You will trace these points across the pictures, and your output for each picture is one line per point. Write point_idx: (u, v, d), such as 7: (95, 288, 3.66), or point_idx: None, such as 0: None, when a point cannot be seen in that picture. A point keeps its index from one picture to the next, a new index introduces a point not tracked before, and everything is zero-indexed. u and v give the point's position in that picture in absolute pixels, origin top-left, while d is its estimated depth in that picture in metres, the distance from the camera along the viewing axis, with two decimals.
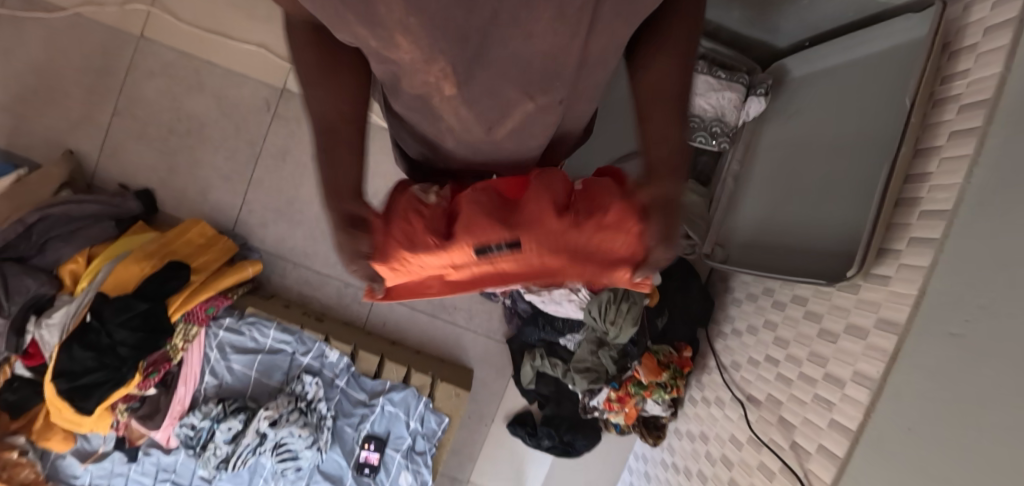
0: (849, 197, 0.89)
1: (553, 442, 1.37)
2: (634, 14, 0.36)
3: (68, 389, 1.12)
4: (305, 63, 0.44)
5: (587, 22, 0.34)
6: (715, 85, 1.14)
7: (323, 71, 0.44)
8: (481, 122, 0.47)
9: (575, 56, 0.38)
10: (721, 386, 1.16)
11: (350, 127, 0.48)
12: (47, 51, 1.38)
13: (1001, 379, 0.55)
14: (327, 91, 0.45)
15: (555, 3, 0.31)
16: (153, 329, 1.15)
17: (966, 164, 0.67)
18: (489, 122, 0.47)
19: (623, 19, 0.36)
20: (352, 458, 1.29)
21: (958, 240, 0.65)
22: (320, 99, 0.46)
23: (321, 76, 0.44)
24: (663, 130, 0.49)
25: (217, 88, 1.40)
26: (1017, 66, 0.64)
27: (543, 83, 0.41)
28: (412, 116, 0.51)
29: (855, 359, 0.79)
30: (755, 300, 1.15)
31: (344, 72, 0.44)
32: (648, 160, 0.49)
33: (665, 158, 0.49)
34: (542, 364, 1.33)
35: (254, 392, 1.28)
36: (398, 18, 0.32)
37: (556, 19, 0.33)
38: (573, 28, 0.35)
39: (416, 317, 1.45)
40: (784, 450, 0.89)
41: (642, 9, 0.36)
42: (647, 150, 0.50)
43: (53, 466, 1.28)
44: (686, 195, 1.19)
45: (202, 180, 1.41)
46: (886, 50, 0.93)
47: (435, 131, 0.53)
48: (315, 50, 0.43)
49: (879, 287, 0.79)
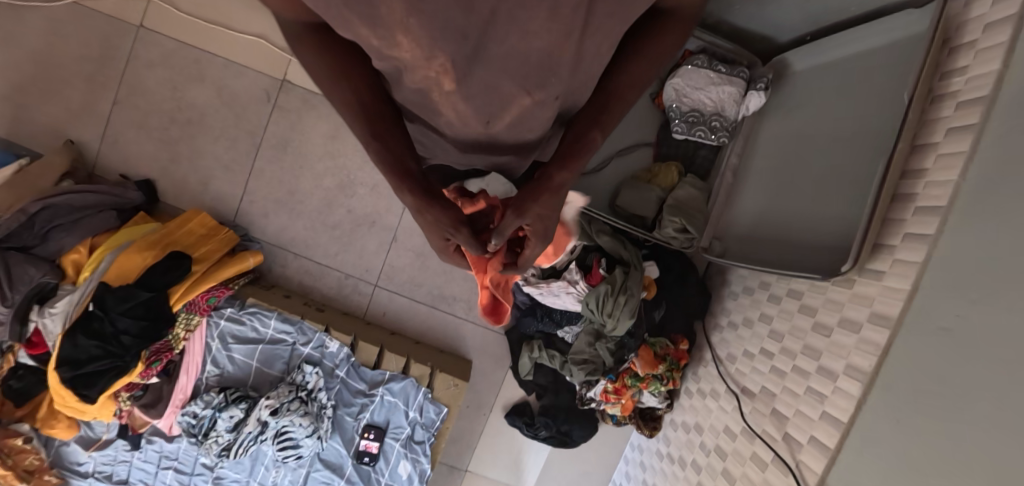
0: (845, 193, 0.90)
1: (550, 433, 1.39)
2: (630, 14, 0.37)
3: (72, 378, 1.13)
4: (317, 62, 0.44)
5: (583, 22, 0.35)
6: (714, 78, 1.17)
7: (328, 63, 0.45)
8: (479, 117, 0.47)
9: (572, 54, 0.39)
10: (716, 378, 1.17)
11: (385, 111, 0.50)
12: (47, 40, 1.38)
13: (991, 373, 0.56)
14: (350, 86, 0.46)
15: (552, 3, 0.32)
16: (155, 318, 1.17)
17: (961, 160, 0.68)
18: (487, 116, 0.48)
19: (618, 20, 0.37)
20: (352, 447, 1.31)
21: (951, 236, 0.66)
22: (346, 97, 0.47)
23: (341, 72, 0.45)
24: (587, 123, 0.53)
25: (218, 78, 1.40)
26: (1015, 63, 0.64)
27: (540, 81, 0.42)
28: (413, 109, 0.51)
29: (848, 352, 0.81)
30: (752, 293, 1.16)
31: (351, 61, 0.45)
32: (563, 140, 0.55)
33: (572, 144, 0.54)
34: (540, 356, 1.34)
35: (255, 381, 1.29)
36: (399, 17, 0.33)
37: (553, 19, 0.34)
38: (570, 28, 0.35)
39: (416, 308, 1.46)
40: (777, 442, 0.90)
41: (637, 9, 0.37)
42: (568, 132, 0.55)
43: (57, 453, 1.30)
44: (684, 188, 1.20)
45: (203, 171, 1.42)
46: (886, 46, 0.93)
47: (434, 123, 0.53)
48: (318, 41, 0.43)
49: (873, 282, 0.80)
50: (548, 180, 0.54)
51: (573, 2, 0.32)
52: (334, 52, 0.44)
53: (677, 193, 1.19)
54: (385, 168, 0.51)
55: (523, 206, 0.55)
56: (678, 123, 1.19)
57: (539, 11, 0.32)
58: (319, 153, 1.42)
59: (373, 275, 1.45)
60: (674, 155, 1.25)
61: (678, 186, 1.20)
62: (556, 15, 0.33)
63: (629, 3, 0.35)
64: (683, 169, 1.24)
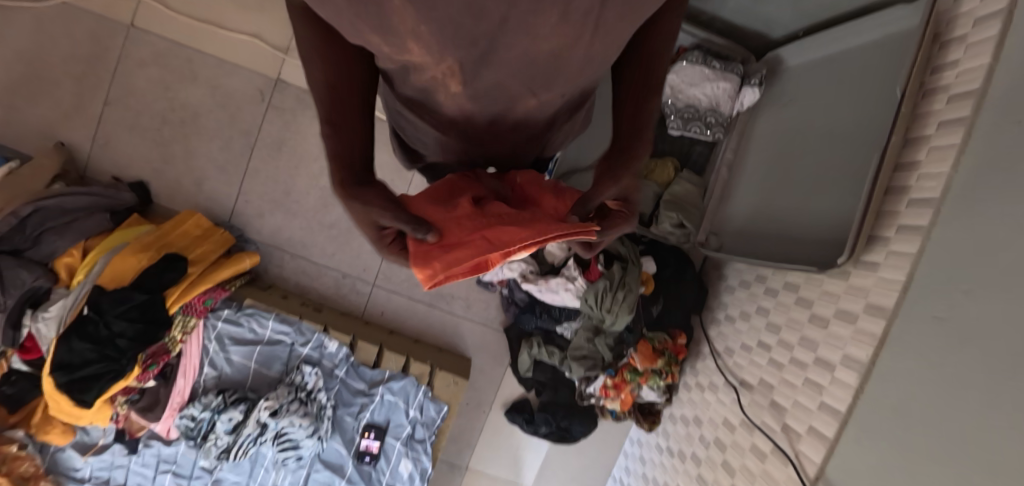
0: (841, 186, 0.91)
1: (550, 429, 1.39)
2: (636, 17, 0.37)
3: (67, 382, 1.12)
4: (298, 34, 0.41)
5: (590, 26, 0.35)
6: (709, 74, 1.18)
7: (312, 48, 0.41)
8: (484, 113, 0.48)
9: (578, 56, 0.39)
10: (714, 371, 1.18)
11: (356, 96, 0.45)
12: (36, 40, 1.36)
13: (988, 360, 0.57)
14: (325, 66, 0.42)
15: (562, 8, 0.32)
16: (151, 320, 1.16)
17: (953, 154, 0.69)
18: (491, 114, 0.48)
19: (625, 23, 0.37)
20: (353, 447, 1.31)
21: (944, 229, 0.67)
22: (317, 75, 0.43)
23: (319, 47, 0.42)
24: (634, 105, 0.51)
25: (212, 78, 1.39)
26: (1006, 56, 0.66)
27: (546, 81, 0.42)
28: (414, 108, 0.51)
29: (844, 343, 0.82)
30: (748, 287, 1.18)
31: (332, 47, 0.42)
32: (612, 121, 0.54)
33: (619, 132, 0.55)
34: (539, 352, 1.34)
35: (254, 383, 1.29)
36: (410, 26, 0.33)
37: (560, 23, 0.34)
38: (578, 32, 0.35)
39: (414, 306, 1.46)
40: (775, 432, 0.91)
41: (645, 9, 0.37)
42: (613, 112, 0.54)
43: (53, 459, 1.29)
44: (679, 185, 1.21)
45: (198, 171, 1.41)
46: (879, 39, 0.94)
47: (435, 123, 0.53)
48: (308, 30, 0.40)
49: (868, 274, 0.81)
50: (628, 152, 0.52)
51: (582, 5, 0.32)
52: (320, 41, 0.41)
53: (675, 188, 1.21)
54: (333, 158, 0.45)
55: (611, 173, 0.52)
56: (674, 119, 1.21)
57: (548, 16, 0.33)
58: (315, 153, 1.41)
59: (371, 274, 1.44)
60: (670, 151, 1.27)
61: (674, 182, 1.22)
62: (566, 20, 0.33)
63: (636, 8, 0.35)
64: (679, 165, 1.26)
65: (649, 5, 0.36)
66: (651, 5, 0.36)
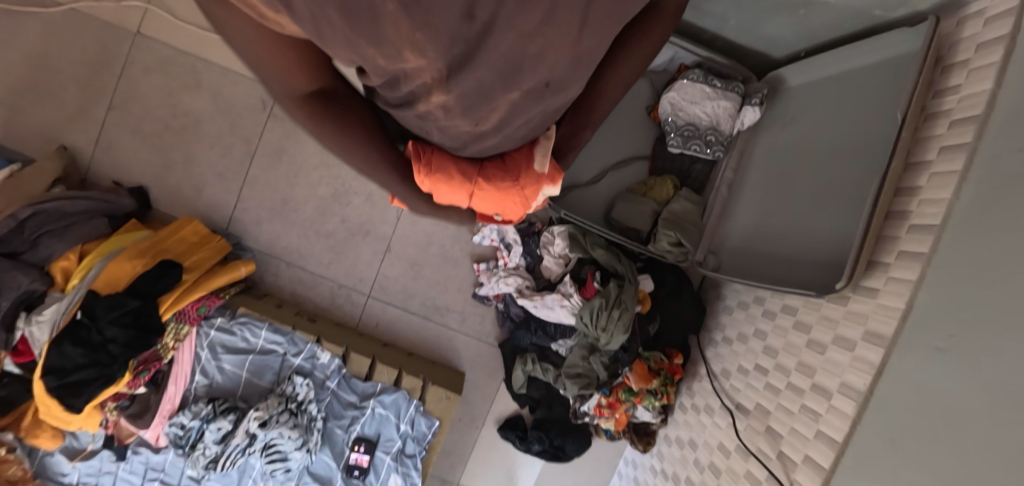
0: (841, 209, 0.90)
1: (543, 447, 1.36)
2: (624, 19, 0.35)
3: (58, 387, 1.11)
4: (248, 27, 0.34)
5: (576, 28, 0.33)
6: (709, 93, 1.17)
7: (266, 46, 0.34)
8: (468, 118, 0.44)
9: (565, 58, 0.37)
10: (710, 393, 1.16)
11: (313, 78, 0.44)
12: (44, 45, 1.38)
13: (1000, 398, 0.54)
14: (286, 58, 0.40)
15: (548, 4, 0.29)
16: (143, 327, 1.15)
17: (955, 180, 0.68)
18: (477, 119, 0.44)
19: (612, 25, 0.35)
20: (342, 460, 1.29)
21: (947, 255, 0.66)
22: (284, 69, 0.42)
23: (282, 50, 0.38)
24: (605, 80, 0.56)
25: (215, 86, 1.40)
26: (1008, 82, 0.65)
27: (532, 84, 0.39)
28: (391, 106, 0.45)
29: (843, 370, 0.80)
30: (747, 308, 1.16)
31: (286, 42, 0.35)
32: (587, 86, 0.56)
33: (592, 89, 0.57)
34: (533, 369, 1.33)
35: (244, 392, 1.28)
36: (402, 33, 0.30)
37: (545, 21, 0.31)
38: (563, 32, 0.33)
39: (409, 319, 1.45)
40: (771, 460, 0.89)
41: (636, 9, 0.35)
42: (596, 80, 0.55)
43: (41, 463, 1.28)
44: (678, 203, 1.20)
45: (197, 178, 1.41)
46: (880, 62, 0.93)
47: (420, 127, 0.49)
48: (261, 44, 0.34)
49: (868, 300, 0.79)
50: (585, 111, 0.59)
51: (569, 4, 0.30)
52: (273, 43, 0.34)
53: (673, 206, 1.20)
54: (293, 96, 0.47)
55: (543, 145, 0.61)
56: (674, 136, 1.20)
57: (534, 15, 0.30)
58: (314, 162, 1.42)
59: (366, 285, 1.44)
60: (671, 170, 1.27)
61: (673, 200, 1.21)
62: (553, 19, 0.31)
63: (626, 4, 0.33)
64: (678, 183, 1.26)
65: (637, 5, 0.34)
66: (640, 4, 0.34)
